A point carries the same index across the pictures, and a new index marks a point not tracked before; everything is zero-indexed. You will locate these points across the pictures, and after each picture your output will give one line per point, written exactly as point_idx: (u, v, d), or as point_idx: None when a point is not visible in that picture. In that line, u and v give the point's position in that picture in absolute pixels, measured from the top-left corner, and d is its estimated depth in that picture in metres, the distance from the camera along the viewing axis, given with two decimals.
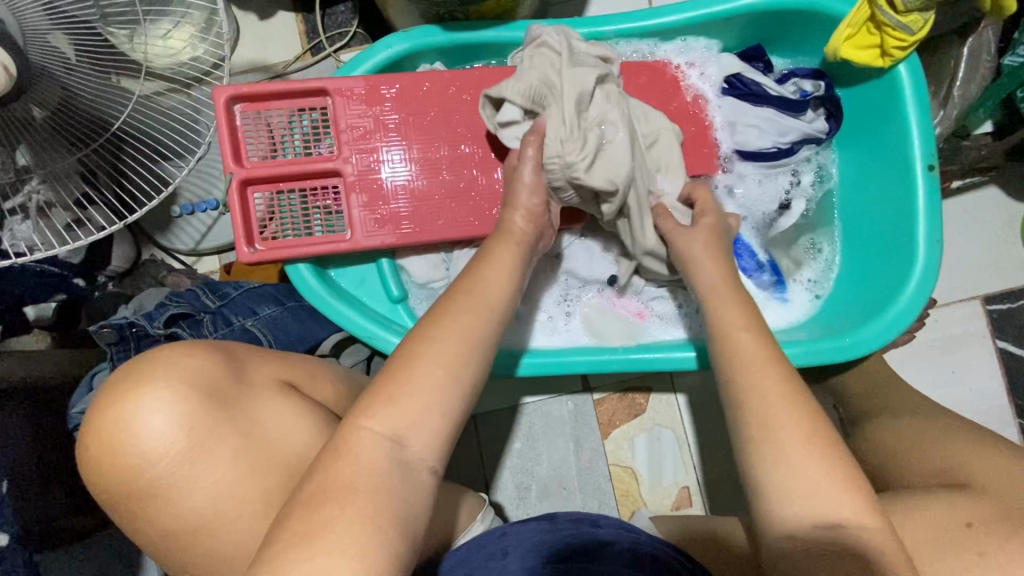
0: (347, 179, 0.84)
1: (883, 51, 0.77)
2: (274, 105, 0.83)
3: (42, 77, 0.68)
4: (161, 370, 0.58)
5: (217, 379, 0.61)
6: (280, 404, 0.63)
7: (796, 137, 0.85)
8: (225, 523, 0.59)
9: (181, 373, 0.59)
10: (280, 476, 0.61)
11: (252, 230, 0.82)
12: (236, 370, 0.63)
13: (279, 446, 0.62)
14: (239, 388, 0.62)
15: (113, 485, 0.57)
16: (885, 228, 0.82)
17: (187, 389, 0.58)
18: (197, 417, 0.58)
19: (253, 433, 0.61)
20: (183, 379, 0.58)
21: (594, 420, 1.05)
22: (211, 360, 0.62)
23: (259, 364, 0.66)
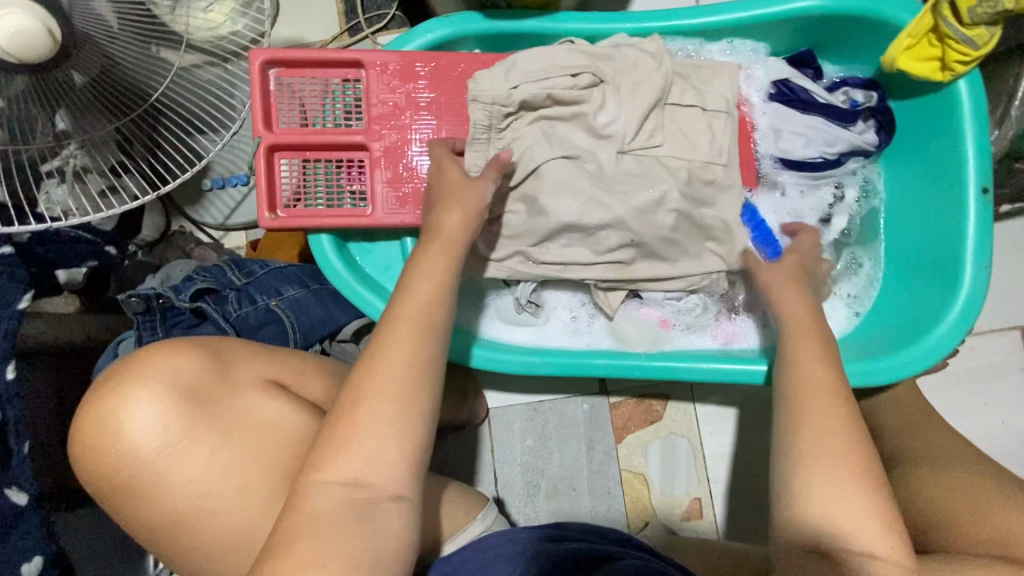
0: (373, 154, 0.80)
1: (943, 65, 0.73)
2: (308, 74, 0.80)
3: (89, 44, 0.68)
4: (150, 372, 0.55)
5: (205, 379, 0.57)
6: (278, 403, 0.60)
7: (844, 148, 0.82)
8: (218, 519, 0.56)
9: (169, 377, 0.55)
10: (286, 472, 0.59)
11: (275, 197, 0.79)
12: (226, 368, 0.60)
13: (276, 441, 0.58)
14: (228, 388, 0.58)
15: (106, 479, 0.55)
16: (931, 250, 0.78)
17: (174, 389, 0.55)
18: (188, 418, 0.56)
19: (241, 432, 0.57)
20: (194, 361, 0.58)
21: (609, 424, 1.04)
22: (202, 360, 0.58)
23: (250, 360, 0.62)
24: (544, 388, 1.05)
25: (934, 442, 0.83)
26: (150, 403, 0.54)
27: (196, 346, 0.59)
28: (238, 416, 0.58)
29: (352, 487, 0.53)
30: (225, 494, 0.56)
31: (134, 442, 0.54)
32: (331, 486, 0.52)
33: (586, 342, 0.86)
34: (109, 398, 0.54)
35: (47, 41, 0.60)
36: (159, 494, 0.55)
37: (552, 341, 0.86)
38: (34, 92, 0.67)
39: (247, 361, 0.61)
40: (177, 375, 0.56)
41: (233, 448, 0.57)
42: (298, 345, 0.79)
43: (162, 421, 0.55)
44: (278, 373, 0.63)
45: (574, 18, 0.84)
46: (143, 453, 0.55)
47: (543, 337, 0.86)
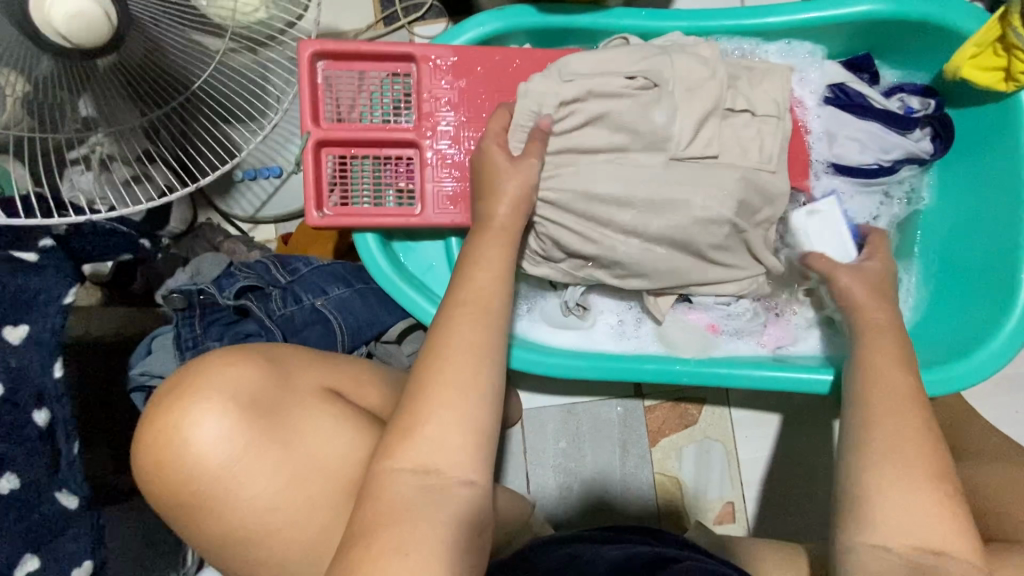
0: (423, 152, 0.78)
1: (1008, 75, 0.73)
2: (356, 67, 0.78)
3: (134, 30, 0.64)
4: (205, 383, 0.53)
5: (261, 390, 0.55)
6: (340, 409, 0.58)
7: (899, 155, 0.80)
8: (276, 534, 0.54)
9: (223, 388, 0.53)
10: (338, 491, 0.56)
11: (321, 193, 0.77)
12: (285, 374, 0.58)
13: (328, 456, 0.56)
14: (283, 398, 0.56)
15: (164, 490, 0.53)
16: (984, 263, 0.78)
17: (232, 400, 0.53)
18: (254, 428, 0.53)
19: (295, 446, 0.55)
20: (254, 369, 0.56)
21: (643, 427, 1.03)
22: (256, 369, 0.56)
23: (301, 368, 0.59)
24: (579, 390, 1.04)
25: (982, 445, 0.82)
26: (215, 415, 0.52)
27: (253, 352, 0.57)
28: (300, 426, 0.56)
29: (423, 475, 0.53)
30: (295, 503, 0.54)
31: (201, 456, 0.52)
32: (404, 475, 0.53)
33: (631, 347, 0.86)
34: (172, 412, 0.52)
35: (104, 25, 0.57)
36: (226, 508, 0.53)
37: (597, 344, 0.85)
38: (63, 76, 0.63)
39: (305, 368, 0.59)
40: (239, 384, 0.54)
41: (300, 457, 0.55)
42: (346, 345, 0.77)
43: (228, 433, 0.52)
44: (336, 382, 0.61)
45: (628, 15, 0.82)
46: (207, 467, 0.52)
47: (588, 340, 0.86)
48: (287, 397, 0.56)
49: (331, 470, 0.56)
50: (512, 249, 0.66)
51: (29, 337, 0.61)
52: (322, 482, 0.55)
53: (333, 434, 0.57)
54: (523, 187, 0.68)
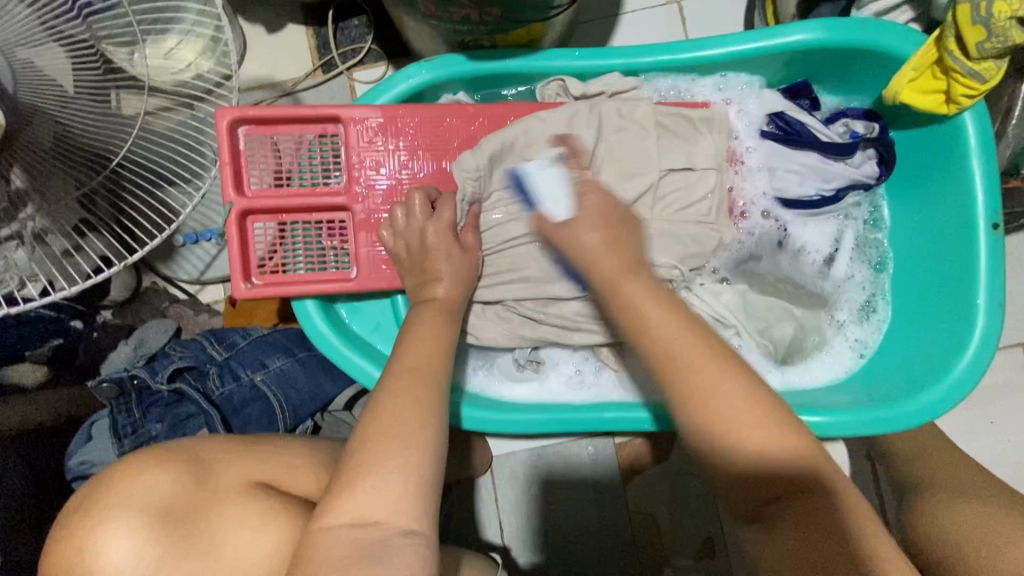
0: (357, 216, 0.75)
1: (948, 98, 0.70)
2: (284, 130, 0.74)
3: (37, 116, 0.60)
4: (119, 497, 0.48)
5: (177, 497, 0.51)
6: (269, 506, 0.54)
7: (840, 184, 0.79)
8: None
9: (136, 501, 0.49)
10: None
11: (250, 263, 0.73)
12: (203, 476, 0.53)
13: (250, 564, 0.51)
14: (202, 502, 0.52)
15: None
16: (940, 288, 0.76)
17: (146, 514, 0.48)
18: (166, 543, 0.48)
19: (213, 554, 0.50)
20: (170, 471, 0.52)
21: (615, 466, 1.01)
22: (175, 476, 0.52)
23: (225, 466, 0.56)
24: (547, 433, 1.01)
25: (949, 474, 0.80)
26: (125, 532, 0.47)
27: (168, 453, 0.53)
28: (220, 531, 0.51)
29: (359, 529, 0.48)
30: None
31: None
32: (341, 531, 0.48)
33: (592, 396, 0.82)
34: (82, 531, 0.47)
35: None
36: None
37: (556, 396, 0.82)
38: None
39: (226, 466, 0.55)
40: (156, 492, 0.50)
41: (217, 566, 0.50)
42: (289, 424, 0.74)
43: (143, 552, 0.47)
44: (265, 474, 0.58)
45: (561, 56, 0.80)
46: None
47: (545, 392, 0.82)
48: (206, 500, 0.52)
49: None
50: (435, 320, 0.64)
51: None
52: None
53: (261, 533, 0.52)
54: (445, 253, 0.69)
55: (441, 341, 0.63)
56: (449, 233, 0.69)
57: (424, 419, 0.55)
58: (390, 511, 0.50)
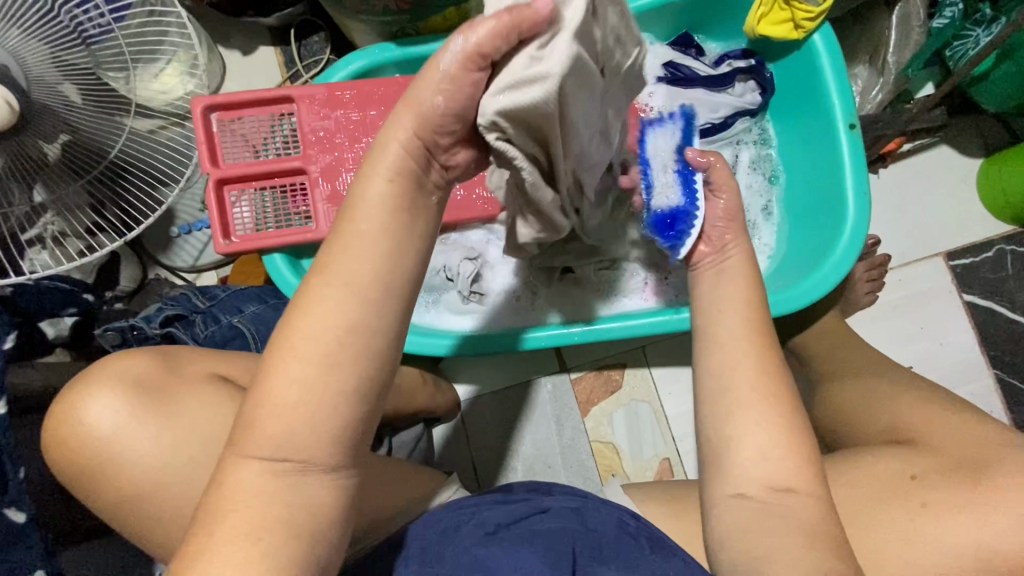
0: (312, 176, 0.89)
1: (794, 24, 0.82)
2: (248, 113, 0.89)
3: (50, 117, 0.76)
4: (100, 374, 0.59)
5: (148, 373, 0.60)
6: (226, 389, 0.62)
7: (728, 112, 0.91)
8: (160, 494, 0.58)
9: (117, 376, 0.59)
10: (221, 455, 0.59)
11: (228, 223, 0.88)
12: (174, 364, 0.63)
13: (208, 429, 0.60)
14: (169, 380, 0.61)
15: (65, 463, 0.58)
16: (820, 189, 0.86)
17: (125, 385, 0.58)
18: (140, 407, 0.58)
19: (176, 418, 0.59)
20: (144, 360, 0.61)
21: (573, 399, 1.10)
22: (149, 361, 0.61)
23: (193, 360, 0.65)
24: (509, 375, 1.11)
25: (858, 359, 0.86)
26: (105, 397, 0.58)
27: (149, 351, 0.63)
28: (185, 402, 0.60)
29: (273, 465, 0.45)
30: (177, 474, 0.58)
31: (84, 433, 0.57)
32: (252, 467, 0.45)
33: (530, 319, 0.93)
34: (70, 399, 0.58)
35: (5, 110, 0.68)
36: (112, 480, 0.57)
37: (500, 323, 0.93)
38: (14, 164, 0.76)
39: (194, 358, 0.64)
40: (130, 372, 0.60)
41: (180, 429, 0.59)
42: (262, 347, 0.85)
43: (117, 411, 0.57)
44: (226, 368, 0.66)
45: None
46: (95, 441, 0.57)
47: (490, 320, 0.93)
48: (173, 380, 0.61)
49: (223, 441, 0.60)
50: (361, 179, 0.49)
51: None
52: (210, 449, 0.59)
53: (219, 406, 0.61)
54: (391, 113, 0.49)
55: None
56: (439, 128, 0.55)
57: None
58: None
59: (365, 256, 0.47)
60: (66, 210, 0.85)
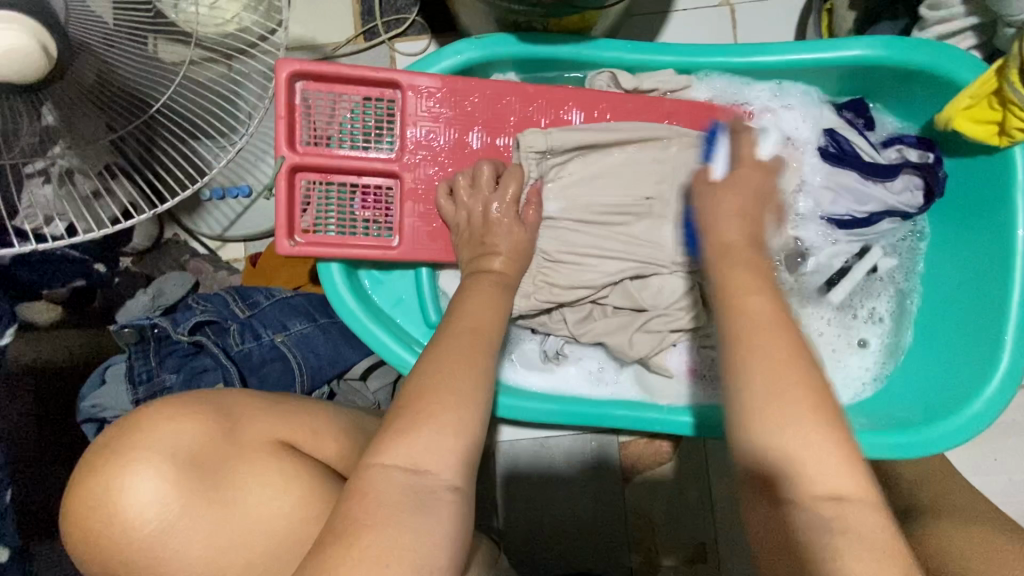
0: (403, 183, 0.75)
1: (1002, 129, 0.69)
2: (338, 88, 0.73)
3: (82, 52, 0.56)
4: (150, 439, 0.51)
5: (203, 445, 0.53)
6: (285, 469, 0.57)
7: (875, 207, 0.79)
8: None
9: (167, 446, 0.51)
10: (268, 553, 0.54)
11: (294, 220, 0.73)
12: (231, 430, 0.56)
13: (258, 525, 0.54)
14: (226, 452, 0.55)
15: (92, 551, 0.49)
16: (974, 316, 0.75)
17: (177, 459, 0.51)
18: (193, 494, 0.51)
19: (231, 509, 0.53)
20: (194, 422, 0.54)
21: (617, 462, 1.01)
22: (201, 421, 0.54)
23: (254, 421, 0.59)
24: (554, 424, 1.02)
25: (959, 496, 0.79)
26: (152, 473, 0.49)
27: (201, 404, 0.56)
28: (246, 489, 0.54)
29: (413, 474, 0.48)
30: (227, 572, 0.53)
31: (128, 517, 0.48)
32: (393, 471, 0.48)
33: (610, 392, 0.81)
34: (105, 469, 0.49)
35: (42, 60, 0.51)
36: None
37: (573, 389, 0.82)
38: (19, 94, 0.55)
39: (254, 421, 0.58)
40: (179, 440, 0.52)
41: (235, 522, 0.53)
42: (304, 387, 0.74)
43: (164, 495, 0.49)
44: (288, 434, 0.60)
45: (613, 47, 0.78)
46: (138, 532, 0.49)
47: (563, 385, 0.82)
48: (228, 453, 0.55)
49: (275, 535, 0.55)
50: (469, 287, 0.66)
51: None
52: (267, 542, 0.54)
53: (283, 492, 0.56)
54: (509, 241, 0.69)
55: (474, 317, 0.61)
56: (511, 211, 0.70)
57: (468, 384, 0.54)
58: (427, 468, 0.49)
59: (452, 378, 0.53)
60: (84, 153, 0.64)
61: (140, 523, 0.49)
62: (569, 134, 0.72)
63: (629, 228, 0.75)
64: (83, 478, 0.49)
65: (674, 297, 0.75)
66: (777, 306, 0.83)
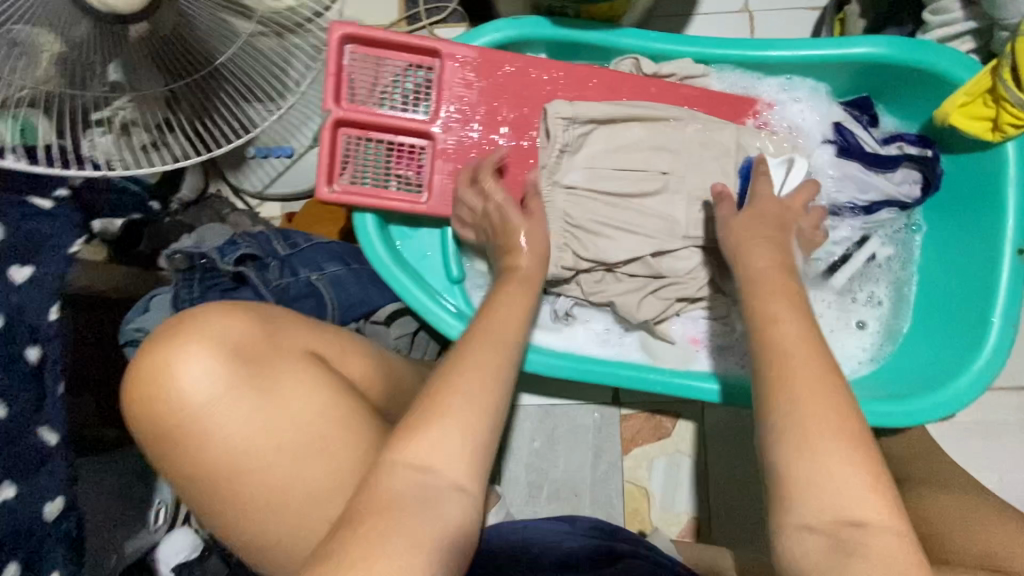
0: (435, 144, 0.82)
1: (995, 126, 0.75)
2: (386, 54, 0.81)
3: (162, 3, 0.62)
4: (204, 330, 0.62)
5: (248, 342, 0.63)
6: (321, 374, 0.65)
7: (876, 197, 0.84)
8: (247, 460, 0.61)
9: (218, 336, 0.62)
10: (299, 440, 0.63)
11: (334, 168, 0.80)
12: (273, 335, 0.66)
13: (292, 414, 0.63)
14: (267, 351, 0.64)
15: (161, 406, 0.61)
16: (966, 301, 0.80)
17: (227, 349, 0.62)
18: (239, 377, 0.62)
19: (270, 397, 0.62)
20: (241, 323, 0.64)
21: (617, 435, 1.05)
22: (247, 324, 0.65)
23: (292, 331, 0.68)
24: (559, 394, 1.06)
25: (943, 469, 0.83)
26: (205, 355, 0.61)
27: (248, 309, 0.66)
28: (284, 384, 0.63)
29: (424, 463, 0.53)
30: (261, 449, 0.62)
31: (186, 385, 0.60)
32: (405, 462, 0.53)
33: (615, 353, 0.87)
34: (164, 350, 0.60)
35: None
36: (201, 447, 0.61)
37: (582, 349, 0.87)
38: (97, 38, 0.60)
39: (292, 331, 0.67)
40: (227, 333, 0.63)
41: (273, 409, 0.62)
42: (335, 319, 0.81)
43: (214, 373, 0.60)
44: (319, 347, 0.69)
45: (639, 35, 0.84)
46: (194, 397, 0.60)
47: (574, 344, 0.87)
48: (269, 352, 0.65)
49: (307, 427, 0.63)
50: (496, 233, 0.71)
51: (33, 279, 0.62)
52: (300, 430, 0.63)
53: (312, 388, 0.64)
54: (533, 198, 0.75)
55: None
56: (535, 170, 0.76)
57: None
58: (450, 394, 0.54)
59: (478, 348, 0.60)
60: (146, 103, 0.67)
61: (193, 398, 0.60)
62: (595, 107, 0.78)
63: (644, 199, 0.80)
64: (155, 353, 0.61)
65: (687, 267, 0.81)
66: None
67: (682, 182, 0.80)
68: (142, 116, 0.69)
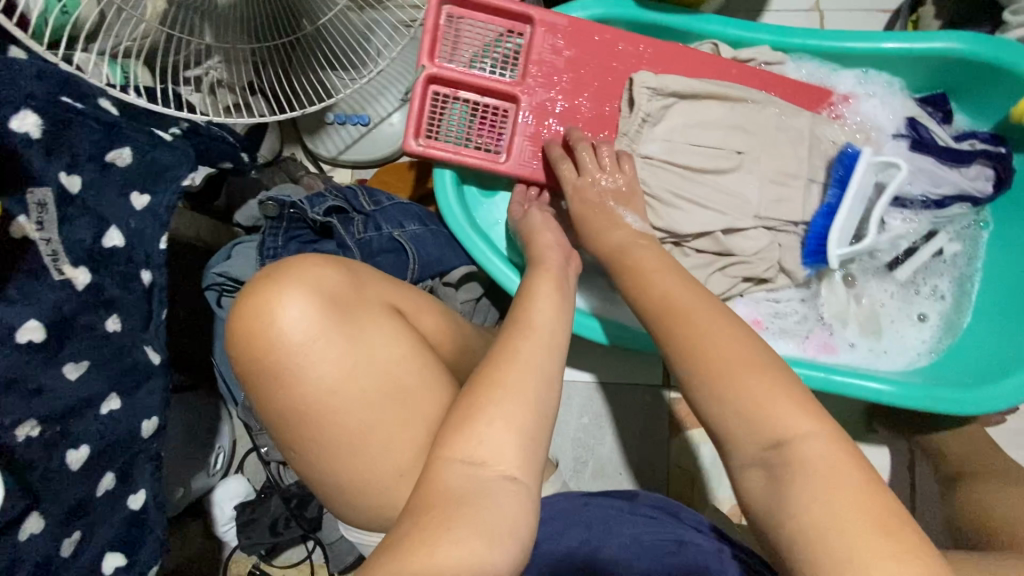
0: (520, 108, 0.84)
1: None
2: (480, 19, 0.84)
3: None
4: (299, 276, 0.62)
5: (340, 289, 0.64)
6: (402, 326, 0.66)
7: (949, 191, 0.86)
8: (336, 406, 0.61)
9: (312, 281, 0.62)
10: (388, 385, 0.63)
11: (421, 124, 0.83)
12: (361, 284, 0.66)
13: (381, 360, 0.63)
14: (357, 300, 0.65)
15: (252, 354, 0.60)
16: None
17: (321, 294, 0.62)
18: (331, 323, 0.61)
19: (359, 344, 0.62)
20: (334, 269, 0.65)
21: (666, 417, 1.06)
22: (337, 272, 0.65)
23: (377, 285, 0.69)
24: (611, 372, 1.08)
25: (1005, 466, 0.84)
26: (299, 300, 0.60)
27: (338, 259, 0.67)
28: (373, 332, 0.64)
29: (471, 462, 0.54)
30: (351, 394, 0.61)
31: (281, 329, 0.59)
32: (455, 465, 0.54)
33: None
34: (263, 292, 0.60)
35: None
36: (294, 389, 0.60)
37: None
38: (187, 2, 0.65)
39: (378, 283, 0.68)
40: (321, 279, 0.63)
41: (362, 355, 0.62)
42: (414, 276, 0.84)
43: (308, 318, 0.60)
44: (400, 302, 0.69)
45: (723, 21, 0.88)
46: (289, 342, 0.59)
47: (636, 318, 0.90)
48: (359, 299, 0.65)
49: (393, 374, 0.64)
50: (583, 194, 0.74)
51: (149, 208, 0.65)
52: (387, 377, 0.63)
53: (397, 339, 0.65)
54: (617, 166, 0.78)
55: None
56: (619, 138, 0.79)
57: None
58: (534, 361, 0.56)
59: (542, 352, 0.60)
60: (233, 62, 0.74)
61: (288, 337, 0.59)
62: (679, 81, 0.81)
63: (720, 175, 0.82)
64: (250, 297, 0.60)
65: (757, 248, 0.82)
66: (845, 278, 0.89)
67: (760, 161, 0.82)
68: (229, 74, 0.76)
